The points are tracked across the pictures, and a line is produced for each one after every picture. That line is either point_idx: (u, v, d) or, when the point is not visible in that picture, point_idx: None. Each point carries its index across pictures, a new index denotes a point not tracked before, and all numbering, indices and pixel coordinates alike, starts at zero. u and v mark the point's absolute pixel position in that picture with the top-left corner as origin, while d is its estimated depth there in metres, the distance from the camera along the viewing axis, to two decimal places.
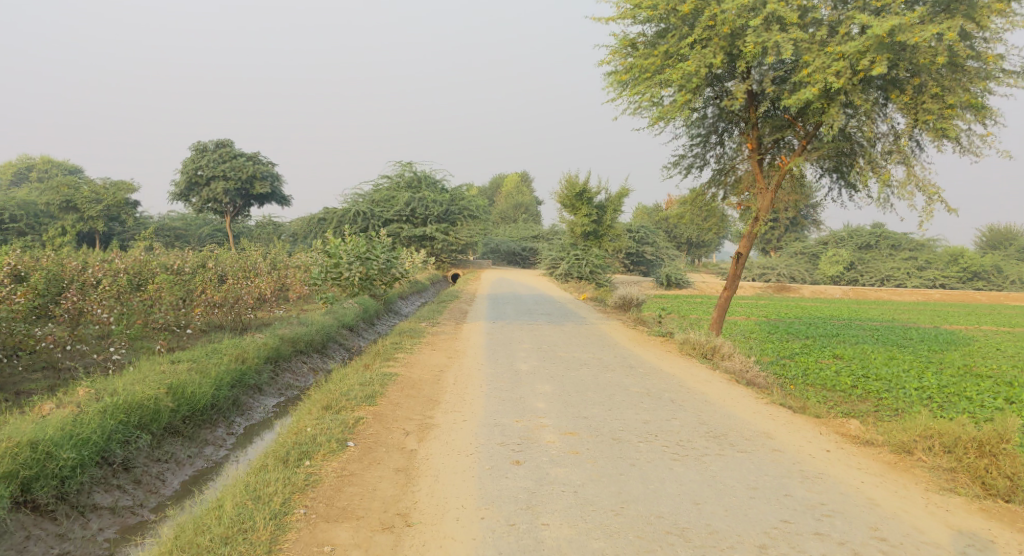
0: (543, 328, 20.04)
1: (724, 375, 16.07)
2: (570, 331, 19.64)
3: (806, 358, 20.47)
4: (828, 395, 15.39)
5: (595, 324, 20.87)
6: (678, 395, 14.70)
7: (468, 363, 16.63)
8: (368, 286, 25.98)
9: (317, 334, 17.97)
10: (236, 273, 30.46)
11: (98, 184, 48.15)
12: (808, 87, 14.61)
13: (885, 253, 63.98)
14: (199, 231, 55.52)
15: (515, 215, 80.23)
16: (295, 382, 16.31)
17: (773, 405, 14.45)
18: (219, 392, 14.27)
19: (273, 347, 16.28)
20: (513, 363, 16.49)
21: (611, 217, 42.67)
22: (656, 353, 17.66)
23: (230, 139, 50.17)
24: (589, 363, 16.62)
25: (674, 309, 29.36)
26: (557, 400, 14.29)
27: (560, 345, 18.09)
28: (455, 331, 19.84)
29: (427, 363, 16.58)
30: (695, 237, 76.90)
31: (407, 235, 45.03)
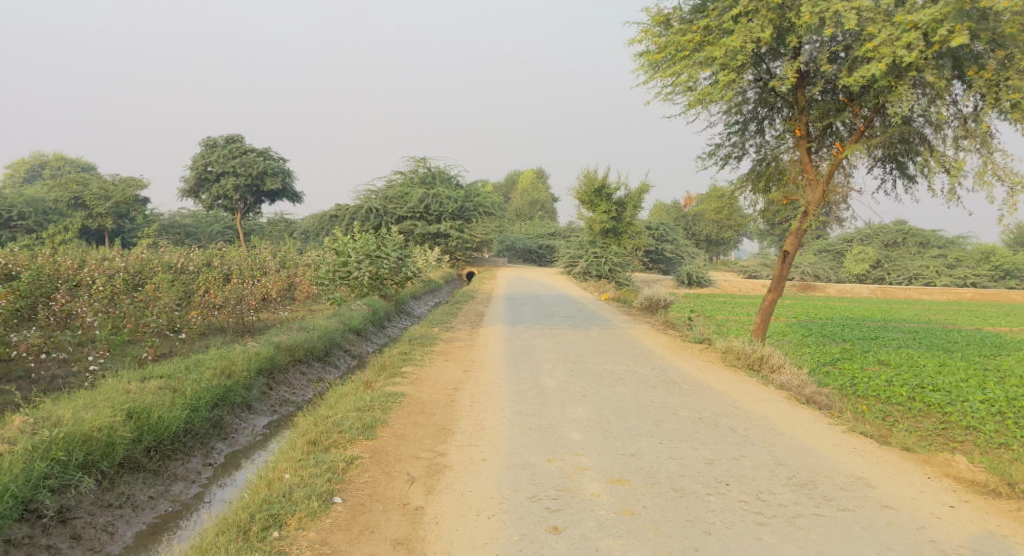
0: (566, 334, 18.56)
1: (780, 392, 14.52)
2: (596, 337, 18.14)
3: (850, 365, 18.95)
4: (906, 419, 13.82)
5: (623, 328, 19.38)
6: (736, 423, 13.18)
7: (486, 378, 15.11)
8: (378, 287, 24.56)
9: (320, 341, 16.57)
10: (242, 272, 29.11)
11: (107, 180, 47.02)
12: (873, 62, 13.55)
13: (913, 251, 62.10)
14: (209, 229, 54.26)
15: (532, 212, 78.57)
16: (290, 397, 14.90)
17: (858, 437, 12.88)
18: (194, 416, 12.90)
19: (266, 357, 14.90)
20: (537, 379, 14.98)
21: (631, 213, 41.15)
22: (697, 365, 16.12)
23: (241, 134, 48.94)
24: (624, 378, 15.12)
25: (702, 310, 27.83)
26: (595, 430, 12.79)
27: (589, 355, 16.60)
28: (472, 338, 18.32)
29: (438, 378, 15.12)
30: (716, 233, 75.14)
31: (421, 232, 43.66)
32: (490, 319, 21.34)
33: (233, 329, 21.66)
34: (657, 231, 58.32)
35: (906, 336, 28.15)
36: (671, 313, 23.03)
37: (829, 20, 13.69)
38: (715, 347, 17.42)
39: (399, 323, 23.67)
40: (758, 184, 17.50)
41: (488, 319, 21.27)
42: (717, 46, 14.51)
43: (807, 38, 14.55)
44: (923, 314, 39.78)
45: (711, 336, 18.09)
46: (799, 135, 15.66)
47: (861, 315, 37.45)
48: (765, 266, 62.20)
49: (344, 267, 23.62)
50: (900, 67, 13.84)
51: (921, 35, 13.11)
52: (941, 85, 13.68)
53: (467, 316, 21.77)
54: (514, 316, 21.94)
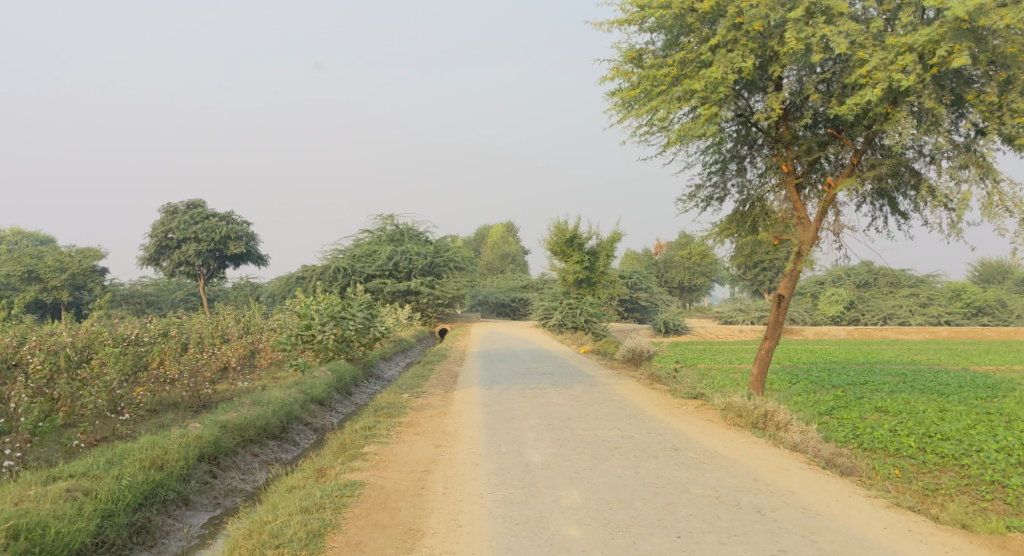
0: (547, 394, 17.23)
1: (802, 459, 13.29)
2: (580, 397, 16.83)
3: (848, 413, 17.82)
4: (946, 483, 12.66)
5: (606, 385, 18.11)
6: (757, 503, 11.89)
7: (463, 455, 13.73)
8: (344, 350, 23.14)
9: (274, 418, 15.24)
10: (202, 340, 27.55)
11: (63, 252, 45.34)
12: (868, 88, 12.83)
13: (885, 291, 61.58)
14: (172, 296, 52.58)
15: (503, 266, 77.51)
16: (238, 485, 13.58)
17: (912, 514, 11.69)
18: (104, 526, 11.56)
19: (208, 440, 13.60)
20: (521, 453, 13.63)
21: (604, 263, 40.18)
22: (698, 426, 14.85)
23: (202, 198, 47.53)
24: (619, 447, 13.80)
25: (686, 361, 26.68)
26: (594, 522, 11.45)
27: (574, 420, 15.26)
28: (446, 405, 16.92)
29: (408, 458, 13.70)
30: (688, 280, 74.36)
31: (391, 291, 42.35)
32: (464, 380, 19.96)
33: (186, 404, 20.18)
34: (631, 279, 57.42)
35: (895, 378, 27.10)
36: (655, 364, 21.79)
37: (817, 46, 12.98)
38: (712, 404, 16.21)
39: (368, 388, 22.29)
40: (742, 226, 16.40)
41: (461, 380, 19.91)
42: (696, 78, 13.57)
43: (791, 67, 13.75)
44: (905, 354, 38.92)
45: (705, 391, 16.90)
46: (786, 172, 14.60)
47: (843, 357, 36.49)
48: (740, 311, 61.31)
49: (307, 331, 22.22)
50: (895, 91, 13.13)
51: (916, 58, 12.59)
52: (940, 111, 12.99)
53: (439, 378, 20.40)
54: (490, 375, 20.58)
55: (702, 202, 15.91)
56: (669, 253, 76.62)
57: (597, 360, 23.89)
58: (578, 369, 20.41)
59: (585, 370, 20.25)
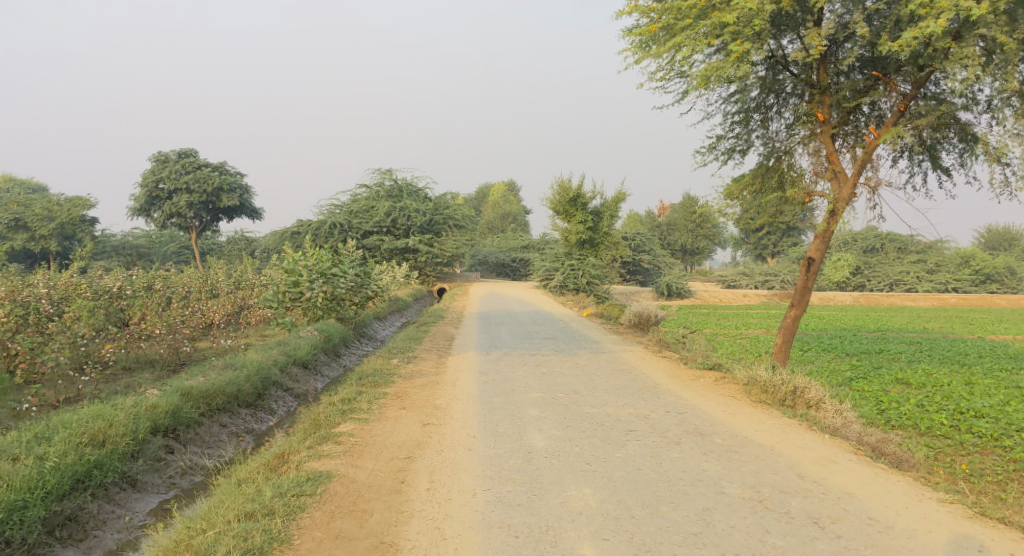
0: (551, 361, 16.10)
1: (850, 448, 12.25)
2: (586, 365, 15.68)
3: (870, 385, 16.71)
4: (1010, 470, 11.65)
5: (614, 352, 16.99)
6: (809, 510, 10.87)
7: (455, 436, 12.63)
8: (334, 309, 21.87)
9: (248, 384, 14.39)
10: (188, 295, 26.32)
11: (51, 200, 43.92)
12: (932, 18, 11.80)
13: (892, 257, 60.13)
14: (164, 248, 51.25)
15: (503, 226, 76.02)
16: (199, 462, 12.81)
17: (993, 523, 10.70)
18: (19, 521, 10.86)
19: (167, 410, 12.81)
20: (521, 436, 12.54)
21: (608, 223, 38.93)
22: (719, 404, 13.75)
23: (194, 147, 45.94)
24: (635, 430, 12.69)
25: (694, 325, 25.46)
26: (612, 537, 10.41)
27: (580, 393, 14.14)
28: (439, 372, 15.76)
29: (388, 441, 12.57)
30: (691, 242, 72.97)
31: (388, 247, 41.06)
32: (459, 343, 18.80)
33: (164, 362, 19.06)
34: (634, 240, 56.06)
35: (909, 346, 25.89)
36: (663, 329, 20.58)
37: None
38: (732, 376, 15.10)
39: (359, 347, 21.30)
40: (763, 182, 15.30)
41: (456, 343, 18.75)
42: (723, 10, 12.58)
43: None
44: (914, 322, 37.70)
45: (722, 362, 15.79)
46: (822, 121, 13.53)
47: (851, 324, 35.25)
48: (744, 275, 59.98)
49: (295, 288, 20.95)
50: (960, 23, 12.24)
51: None
52: (1008, 45, 12.09)
53: (433, 340, 19.23)
54: (488, 338, 19.41)
55: (714, 155, 14.90)
56: (672, 214, 75.12)
57: (600, 323, 22.69)
58: (582, 333, 19.30)
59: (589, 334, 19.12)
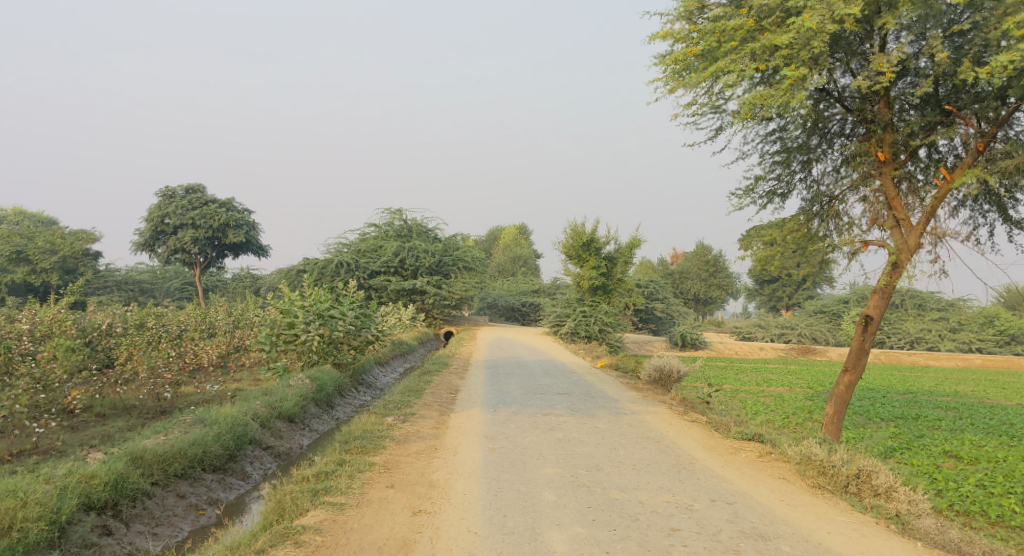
0: (567, 424, 14.58)
1: None
2: (607, 431, 14.17)
3: (924, 458, 15.22)
4: None
5: (637, 414, 15.45)
6: None
7: (452, 534, 11.09)
8: (331, 353, 20.37)
9: (215, 444, 13.48)
10: (180, 333, 24.88)
11: (54, 233, 42.82)
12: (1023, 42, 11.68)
13: (913, 313, 58.09)
14: (167, 284, 49.87)
15: (513, 269, 74.54)
16: (139, 544, 11.85)
17: None
18: None
19: (105, 483, 11.88)
20: (537, 534, 11.02)
21: (622, 269, 37.89)
22: (772, 492, 12.22)
23: (202, 183, 44.80)
24: (681, 530, 11.14)
25: (715, 381, 23.84)
26: None
27: (604, 470, 12.63)
28: (440, 435, 14.21)
29: (365, 540, 11.00)
30: (704, 291, 71.35)
31: (395, 288, 39.61)
32: (464, 396, 17.25)
33: (143, 409, 17.61)
34: (647, 288, 54.46)
35: (947, 412, 24.06)
36: (687, 387, 18.89)
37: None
38: (781, 452, 13.57)
39: (357, 396, 19.79)
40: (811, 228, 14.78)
41: (462, 397, 17.22)
42: (775, 33, 12.73)
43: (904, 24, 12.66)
44: (944, 384, 35.69)
45: (762, 433, 14.28)
46: (884, 157, 13.19)
47: (879, 384, 33.31)
48: (759, 328, 58.00)
49: (290, 329, 19.52)
50: None
51: None
52: None
53: (435, 392, 17.69)
54: (496, 391, 17.86)
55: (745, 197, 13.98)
56: (686, 262, 73.54)
57: (615, 377, 21.06)
58: (598, 389, 17.76)
59: (607, 390, 17.57)
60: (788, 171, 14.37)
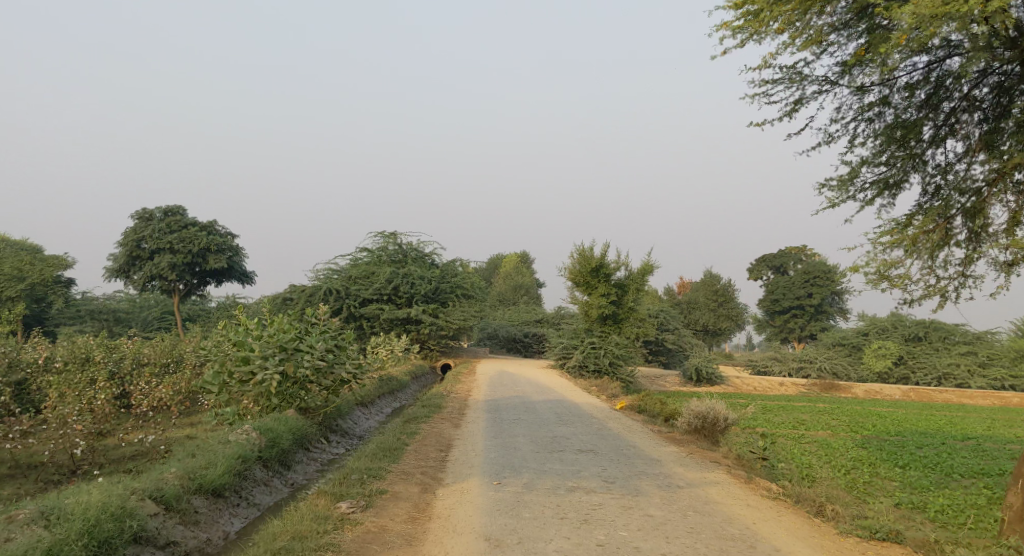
0: (607, 516, 11.53)
1: None
2: (670, 536, 11.10)
3: None
4: None
5: (697, 494, 12.41)
6: None
7: None
8: (296, 396, 16.68)
9: None
10: (133, 368, 21.40)
11: (23, 258, 39.21)
12: None
13: (937, 349, 52.54)
14: (145, 314, 46.01)
15: (514, 298, 70.90)
16: None
17: None
18: None
19: None
20: None
21: (634, 298, 34.26)
22: None
23: (182, 205, 40.90)
24: None
25: (758, 428, 20.32)
26: None
27: None
28: (427, 539, 11.12)
29: None
30: (714, 323, 67.58)
31: (388, 317, 35.85)
32: (461, 456, 13.97)
33: (49, 469, 14.35)
34: (657, 317, 50.88)
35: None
36: (737, 440, 15.38)
37: None
38: None
39: (326, 449, 16.31)
40: (936, 224, 12.98)
41: (457, 457, 13.93)
42: None
43: None
44: (995, 424, 31.90)
45: (898, 529, 11.59)
46: None
47: (928, 424, 29.53)
48: (775, 361, 53.77)
49: (245, 366, 15.93)
50: None
51: None
52: None
53: (421, 448, 14.41)
54: (502, 446, 14.44)
55: (855, 174, 12.54)
56: (693, 292, 70.13)
57: (643, 425, 17.64)
58: (628, 444, 14.51)
59: (641, 446, 14.32)
60: (905, 152, 13.39)
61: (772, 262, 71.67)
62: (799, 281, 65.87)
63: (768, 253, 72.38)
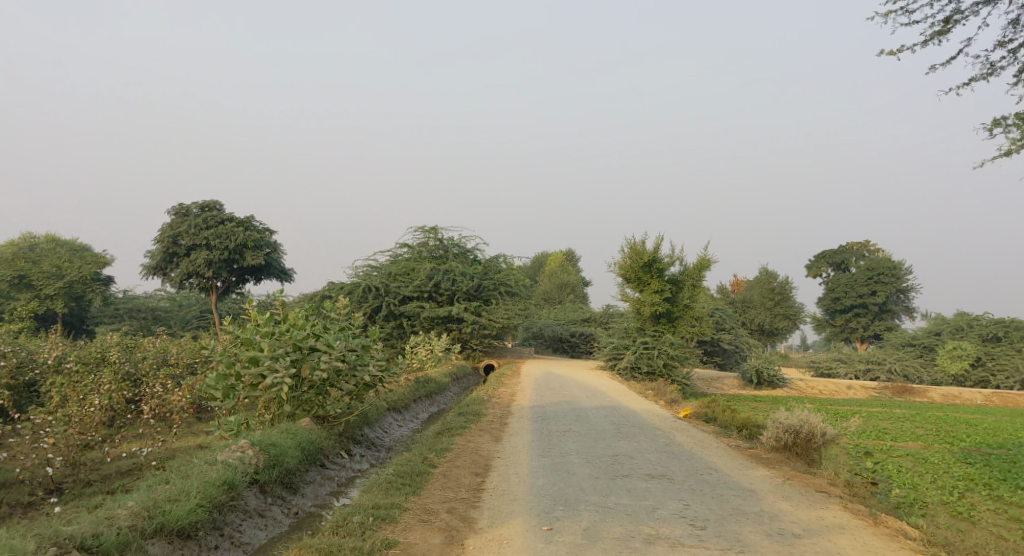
0: None
1: None
2: None
3: None
4: None
5: (824, 548, 10.24)
6: None
7: None
8: (313, 403, 14.44)
9: None
10: (152, 369, 19.08)
11: (61, 254, 37.71)
12: None
13: (1018, 350, 48.87)
14: (184, 313, 44.17)
15: (561, 297, 68.31)
16: None
17: None
18: None
19: None
20: None
21: (690, 294, 31.50)
22: None
23: (219, 199, 38.49)
24: None
25: (848, 443, 17.66)
26: None
27: None
28: None
29: None
30: (771, 323, 64.29)
31: (428, 315, 33.52)
32: (502, 484, 11.82)
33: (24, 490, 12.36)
34: (714, 317, 47.92)
35: None
36: (839, 457, 13.03)
37: None
38: None
39: (347, 465, 14.28)
40: None
41: (496, 485, 11.80)
42: None
43: None
44: None
45: None
46: None
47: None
48: (840, 363, 50.37)
49: (253, 368, 13.71)
50: None
51: None
52: None
53: (452, 472, 12.29)
54: (554, 470, 12.22)
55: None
56: (748, 291, 66.87)
57: (718, 437, 15.25)
58: (707, 468, 12.31)
59: (727, 472, 12.17)
60: None
61: (831, 260, 68.20)
62: (861, 279, 62.37)
63: (827, 250, 68.95)
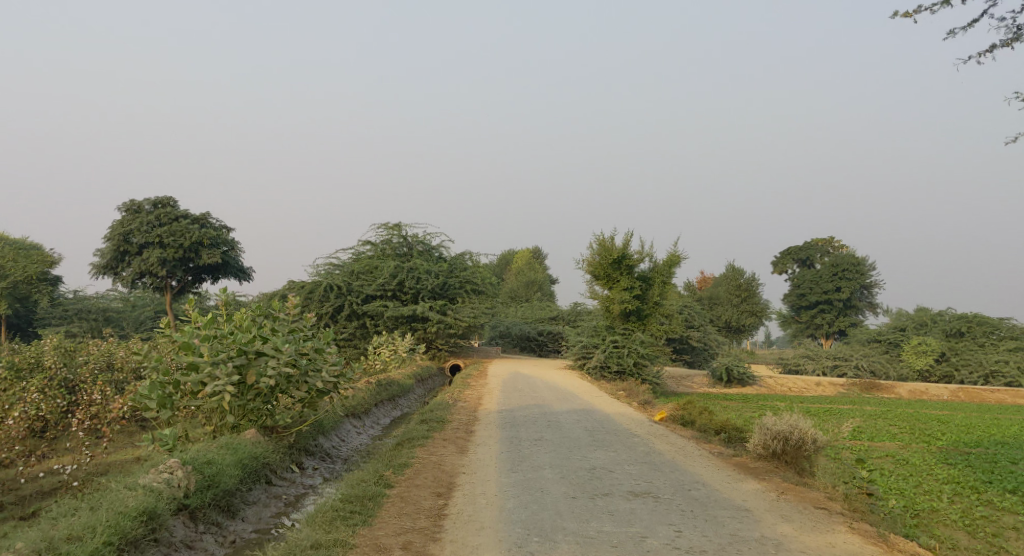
0: None
1: None
2: None
3: None
4: None
5: None
6: None
7: None
8: (259, 412, 13.24)
9: None
10: (91, 375, 17.61)
11: (5, 252, 35.91)
12: None
13: (982, 345, 48.64)
14: (138, 314, 42.42)
15: (527, 295, 67.24)
16: None
17: None
18: None
19: None
20: None
21: (661, 291, 30.54)
22: None
23: (173, 195, 36.84)
24: None
25: (831, 448, 16.77)
26: None
27: None
28: None
29: None
30: (738, 320, 63.71)
31: (392, 314, 32.24)
32: (467, 508, 10.75)
33: None
34: (682, 313, 47.07)
35: None
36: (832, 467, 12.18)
37: None
38: None
39: (297, 481, 13.16)
40: None
41: (460, 510, 10.75)
42: None
43: None
44: None
45: None
46: None
47: (1000, 433, 25.87)
48: (808, 359, 49.74)
49: (194, 375, 12.44)
50: None
51: None
52: None
53: (411, 494, 11.20)
54: (526, 490, 11.16)
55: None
56: (715, 287, 66.24)
57: (698, 443, 14.30)
58: (695, 484, 11.42)
59: (717, 489, 11.27)
60: None
61: (798, 255, 67.84)
62: (827, 274, 62.00)
63: (793, 245, 68.56)
